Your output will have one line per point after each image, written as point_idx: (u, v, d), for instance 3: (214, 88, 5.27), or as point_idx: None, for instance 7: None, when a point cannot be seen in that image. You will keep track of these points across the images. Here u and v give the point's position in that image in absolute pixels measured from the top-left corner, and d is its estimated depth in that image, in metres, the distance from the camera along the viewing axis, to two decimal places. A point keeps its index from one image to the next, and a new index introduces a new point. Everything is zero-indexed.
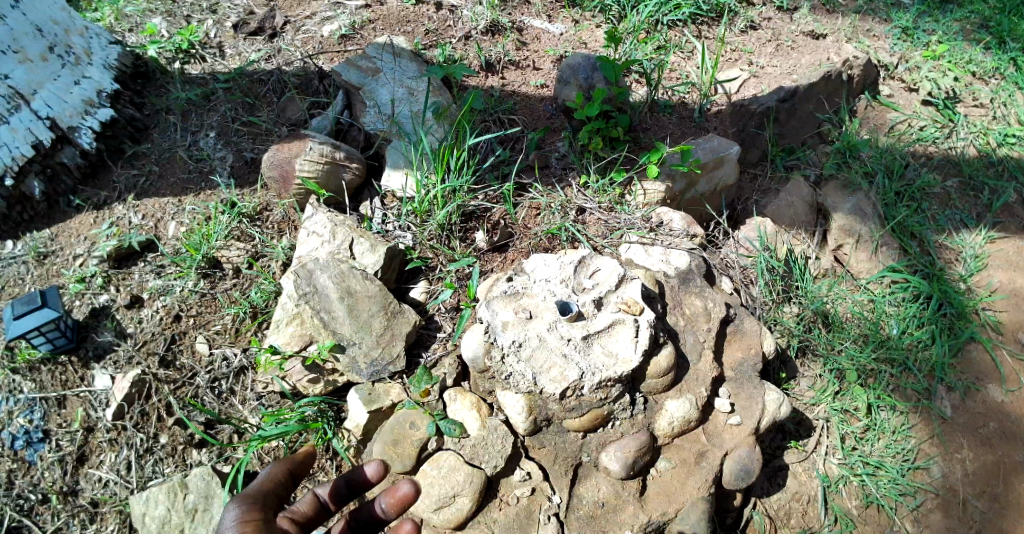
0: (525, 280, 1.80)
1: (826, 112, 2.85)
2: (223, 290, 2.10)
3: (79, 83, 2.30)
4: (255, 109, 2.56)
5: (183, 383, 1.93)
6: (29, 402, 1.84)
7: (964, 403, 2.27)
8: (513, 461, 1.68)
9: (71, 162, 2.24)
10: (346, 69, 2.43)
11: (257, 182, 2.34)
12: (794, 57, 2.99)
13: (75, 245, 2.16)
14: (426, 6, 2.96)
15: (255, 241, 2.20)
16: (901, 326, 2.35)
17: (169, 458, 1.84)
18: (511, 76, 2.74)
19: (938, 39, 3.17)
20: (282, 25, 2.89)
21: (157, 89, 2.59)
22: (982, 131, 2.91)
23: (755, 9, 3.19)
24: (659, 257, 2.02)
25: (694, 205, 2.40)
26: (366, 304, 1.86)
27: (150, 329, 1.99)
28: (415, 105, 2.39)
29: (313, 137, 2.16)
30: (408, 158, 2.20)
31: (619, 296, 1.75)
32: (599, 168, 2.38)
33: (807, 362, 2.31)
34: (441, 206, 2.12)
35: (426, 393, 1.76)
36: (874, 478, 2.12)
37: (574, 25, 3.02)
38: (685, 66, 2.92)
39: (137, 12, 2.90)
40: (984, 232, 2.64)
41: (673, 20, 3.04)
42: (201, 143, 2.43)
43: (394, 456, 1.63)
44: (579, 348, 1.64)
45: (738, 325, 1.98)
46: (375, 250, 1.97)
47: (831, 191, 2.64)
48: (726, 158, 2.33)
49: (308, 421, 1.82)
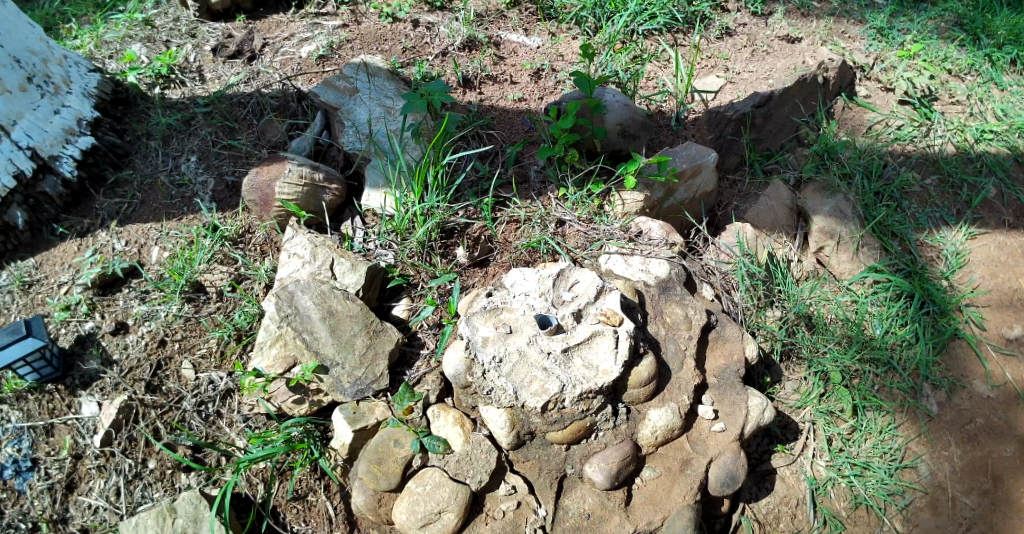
0: (504, 295, 1.82)
1: (803, 115, 2.86)
2: (207, 313, 2.10)
3: (59, 112, 2.30)
4: (235, 132, 2.58)
5: (169, 407, 1.93)
6: (17, 432, 1.84)
7: (950, 400, 2.28)
8: (498, 475, 1.69)
9: (53, 191, 2.25)
10: (323, 90, 2.45)
11: (239, 204, 2.35)
12: (770, 62, 3.02)
13: (59, 273, 2.17)
14: (403, 24, 3.00)
15: (239, 264, 2.21)
16: (883, 325, 2.37)
17: (158, 483, 1.83)
18: (488, 91, 2.77)
19: (912, 38, 3.21)
20: (261, 47, 2.91)
21: (138, 115, 2.61)
22: (959, 128, 2.93)
23: (729, 16, 3.23)
24: (638, 267, 2.04)
25: (674, 213, 2.42)
26: (347, 324, 1.87)
27: (135, 355, 1.99)
28: (392, 123, 2.41)
29: (292, 159, 2.17)
30: (386, 176, 2.22)
31: (598, 308, 1.77)
32: (577, 180, 2.39)
33: (791, 365, 2.33)
34: (422, 224, 2.15)
35: (409, 410, 1.76)
36: (862, 479, 2.13)
37: (550, 38, 3.06)
38: (661, 74, 2.96)
39: (117, 38, 2.92)
40: (964, 228, 2.66)
41: (648, 29, 3.08)
42: (182, 168, 2.45)
43: (380, 474, 1.64)
44: (559, 362, 1.65)
45: (719, 331, 2.00)
46: (357, 270, 1.99)
47: (810, 194, 2.65)
48: (704, 165, 2.36)
49: (295, 441, 1.81)
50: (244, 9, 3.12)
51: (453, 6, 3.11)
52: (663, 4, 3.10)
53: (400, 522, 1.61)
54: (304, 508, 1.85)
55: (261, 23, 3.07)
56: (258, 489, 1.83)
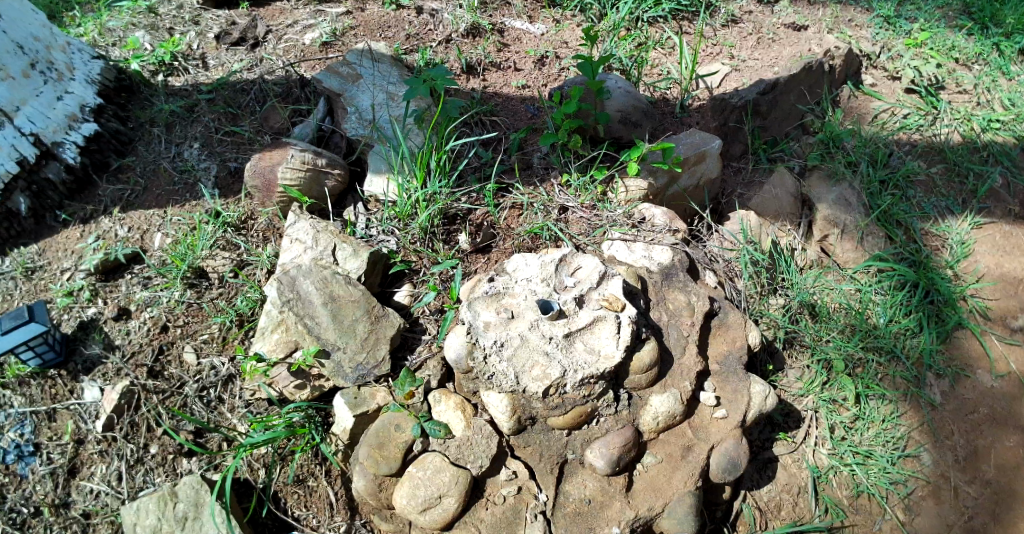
0: (507, 280, 1.81)
1: (809, 103, 2.83)
2: (209, 299, 2.11)
3: (62, 99, 2.30)
4: (238, 118, 2.57)
5: (172, 392, 1.93)
6: (20, 417, 1.85)
7: (953, 390, 2.27)
8: (499, 461, 1.68)
9: (56, 177, 2.25)
10: (326, 77, 2.45)
11: (241, 191, 2.34)
12: (775, 50, 3.00)
13: (62, 259, 2.17)
14: (407, 11, 2.99)
15: (241, 250, 2.21)
16: (888, 314, 2.35)
17: (160, 468, 1.84)
18: (492, 77, 2.76)
19: (920, 27, 3.18)
20: (264, 34, 2.90)
21: (141, 102, 2.61)
22: (965, 117, 2.91)
23: (735, 3, 3.20)
24: (641, 253, 2.03)
25: (678, 200, 2.40)
26: (350, 309, 1.87)
27: (138, 340, 2.00)
28: (395, 110, 2.40)
29: (294, 145, 2.17)
30: (389, 162, 2.22)
31: (600, 294, 1.76)
32: (580, 166, 2.38)
33: (795, 353, 2.30)
34: (423, 209, 2.14)
35: (410, 394, 1.75)
36: (864, 467, 2.12)
37: (554, 25, 3.04)
38: (666, 62, 2.94)
39: (121, 26, 2.92)
40: (970, 218, 2.64)
41: (653, 17, 3.06)
42: (185, 154, 2.45)
43: (380, 459, 1.64)
44: (561, 347, 1.64)
45: (722, 318, 1.99)
46: (358, 255, 1.99)
47: (815, 183, 2.63)
48: (708, 152, 2.35)
49: (296, 426, 1.81)
50: None
51: None
52: None
53: (400, 506, 1.61)
54: (306, 493, 1.85)
55: (264, 11, 3.06)
56: (259, 473, 1.83)
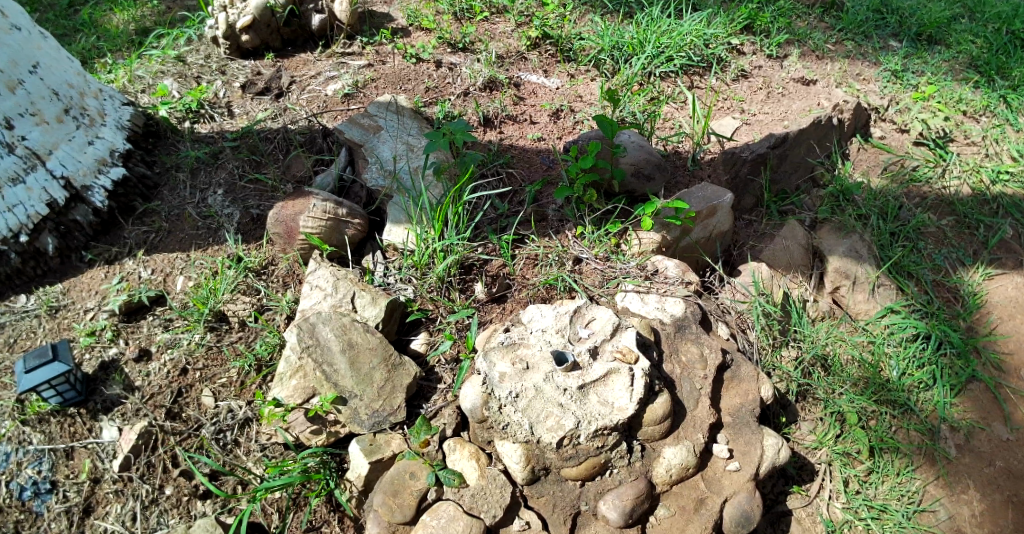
0: (522, 330, 1.86)
1: (818, 156, 2.89)
2: (229, 343, 2.14)
3: (93, 143, 2.36)
4: (262, 165, 2.68)
5: (188, 434, 1.95)
6: (37, 454, 1.86)
7: (969, 442, 2.26)
8: (512, 511, 1.66)
9: (84, 220, 2.30)
10: (348, 128, 2.56)
11: (263, 237, 2.42)
12: (785, 104, 3.10)
13: (86, 299, 2.21)
14: (426, 64, 3.12)
15: (261, 295, 2.26)
16: (900, 367, 2.36)
17: (174, 509, 1.85)
18: (509, 130, 2.87)
19: (927, 80, 3.26)
20: (288, 84, 3.03)
21: (167, 148, 2.70)
22: (974, 169, 2.96)
23: (745, 58, 3.31)
24: (654, 305, 2.07)
25: (689, 252, 2.44)
26: (366, 357, 1.90)
27: (157, 382, 2.02)
28: (414, 161, 2.49)
29: (316, 194, 2.24)
30: (408, 213, 2.29)
31: (614, 346, 1.80)
32: (595, 219, 2.46)
33: (807, 405, 2.31)
34: (441, 260, 2.22)
35: (425, 442, 1.78)
36: (879, 522, 2.09)
37: (569, 79, 3.17)
38: (677, 116, 3.05)
39: (149, 74, 3.04)
40: (982, 269, 2.67)
41: (665, 72, 3.18)
42: (209, 201, 2.53)
43: (394, 507, 1.65)
44: (575, 398, 1.66)
45: (734, 371, 2.00)
46: (377, 303, 2.04)
47: (825, 235, 2.67)
48: (719, 206, 2.37)
49: (311, 472, 1.84)
50: (273, 48, 3.23)
51: (474, 48, 3.26)
52: (680, 47, 3.21)
53: None
54: None
55: (288, 61, 3.19)
56: (273, 518, 1.84)
